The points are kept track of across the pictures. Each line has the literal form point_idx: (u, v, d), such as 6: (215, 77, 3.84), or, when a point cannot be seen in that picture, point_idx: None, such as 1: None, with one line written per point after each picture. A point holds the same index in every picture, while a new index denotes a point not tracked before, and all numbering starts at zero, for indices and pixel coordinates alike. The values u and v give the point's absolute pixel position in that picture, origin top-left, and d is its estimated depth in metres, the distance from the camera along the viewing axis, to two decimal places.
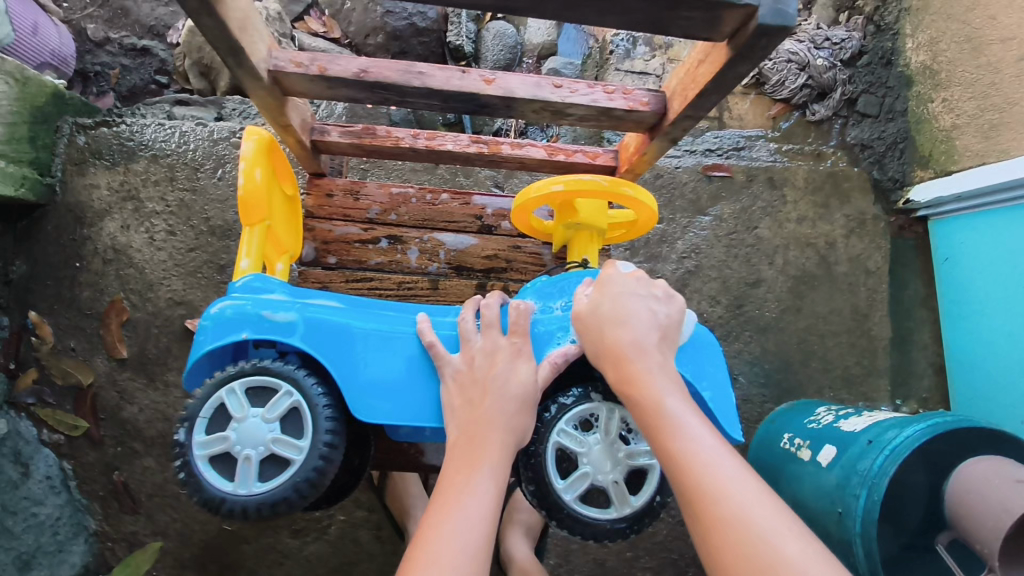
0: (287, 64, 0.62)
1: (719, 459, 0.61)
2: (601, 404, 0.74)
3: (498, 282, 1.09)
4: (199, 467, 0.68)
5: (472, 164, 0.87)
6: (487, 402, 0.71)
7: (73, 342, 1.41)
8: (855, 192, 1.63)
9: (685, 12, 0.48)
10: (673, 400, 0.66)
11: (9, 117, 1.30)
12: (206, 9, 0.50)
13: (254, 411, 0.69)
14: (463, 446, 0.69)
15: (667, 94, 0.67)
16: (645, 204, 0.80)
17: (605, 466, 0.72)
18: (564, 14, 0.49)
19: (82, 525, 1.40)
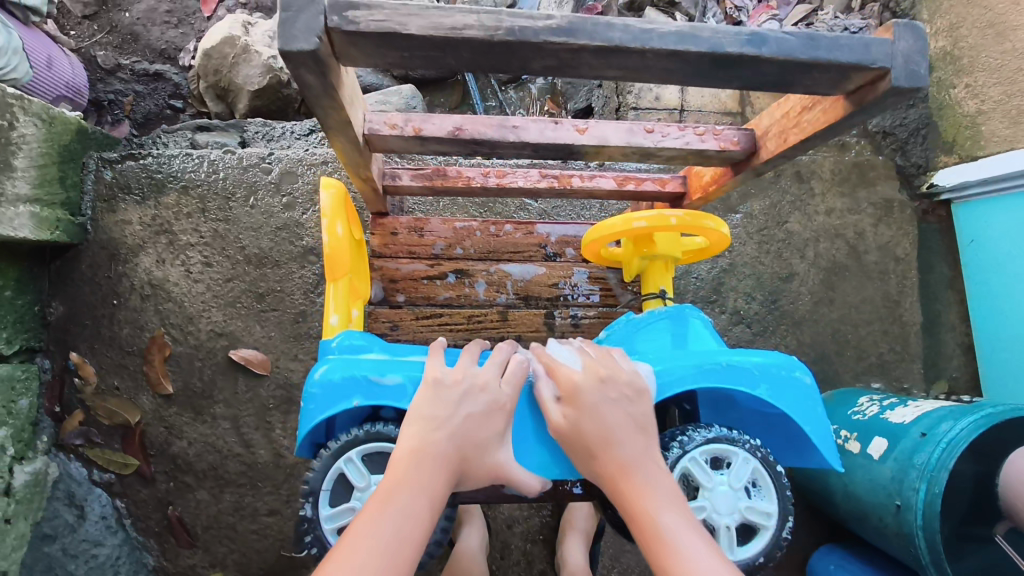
0: (383, 127, 0.66)
1: (678, 525, 0.60)
2: (740, 452, 0.72)
3: (566, 307, 1.11)
4: (330, 541, 0.71)
5: (541, 196, 0.90)
6: (446, 426, 0.66)
7: (116, 380, 1.39)
8: (881, 180, 1.63)
9: (816, 74, 0.54)
10: (632, 462, 0.65)
11: (40, 159, 1.28)
12: (329, 93, 0.55)
13: (376, 478, 0.72)
14: (412, 460, 0.63)
15: (756, 132, 0.72)
16: (721, 233, 0.83)
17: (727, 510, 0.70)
18: (712, 73, 0.53)
19: (140, 562, 1.40)
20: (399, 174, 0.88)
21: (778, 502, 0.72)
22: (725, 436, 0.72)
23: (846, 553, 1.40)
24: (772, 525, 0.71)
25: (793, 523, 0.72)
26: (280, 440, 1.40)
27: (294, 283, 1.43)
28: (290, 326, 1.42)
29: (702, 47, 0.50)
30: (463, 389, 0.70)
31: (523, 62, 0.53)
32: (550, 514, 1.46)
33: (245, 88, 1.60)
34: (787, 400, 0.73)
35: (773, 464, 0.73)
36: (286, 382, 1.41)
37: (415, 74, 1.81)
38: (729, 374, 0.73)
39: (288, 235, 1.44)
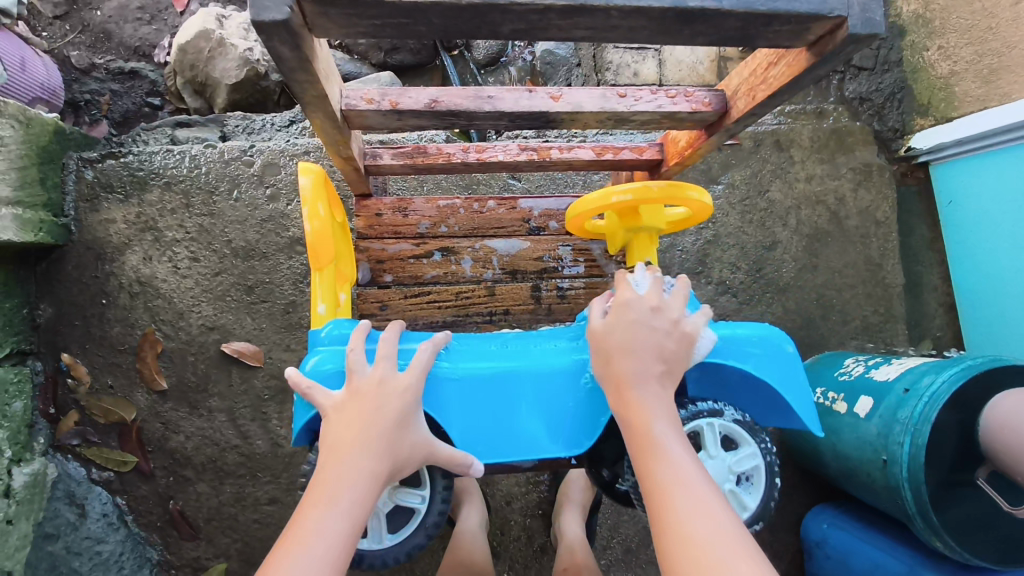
0: (360, 102, 0.67)
1: (669, 438, 0.61)
2: (753, 446, 0.74)
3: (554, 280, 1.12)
4: None
5: (522, 170, 0.91)
6: (354, 428, 0.65)
7: (110, 379, 1.40)
8: (859, 145, 1.65)
9: (777, 27, 0.55)
10: (643, 378, 0.65)
11: (20, 161, 1.27)
12: (305, 67, 0.56)
13: None
14: (330, 469, 0.62)
15: (727, 92, 0.73)
16: (705, 204, 0.85)
17: (715, 481, 0.72)
18: (677, 29, 0.54)
19: (145, 557, 1.41)
20: (379, 154, 0.88)
21: (760, 504, 0.74)
22: (748, 425, 0.75)
23: (838, 511, 1.43)
24: (744, 517, 0.72)
25: (760, 529, 0.73)
26: (277, 430, 1.41)
27: (283, 274, 1.43)
28: (281, 317, 1.43)
29: (665, 4, 0.50)
30: (362, 389, 0.69)
31: (493, 27, 0.53)
32: (547, 488, 1.49)
33: (223, 81, 1.59)
34: (774, 374, 0.75)
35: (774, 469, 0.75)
36: (280, 372, 1.42)
37: (393, 60, 1.81)
38: (721, 350, 0.74)
39: (275, 226, 1.44)
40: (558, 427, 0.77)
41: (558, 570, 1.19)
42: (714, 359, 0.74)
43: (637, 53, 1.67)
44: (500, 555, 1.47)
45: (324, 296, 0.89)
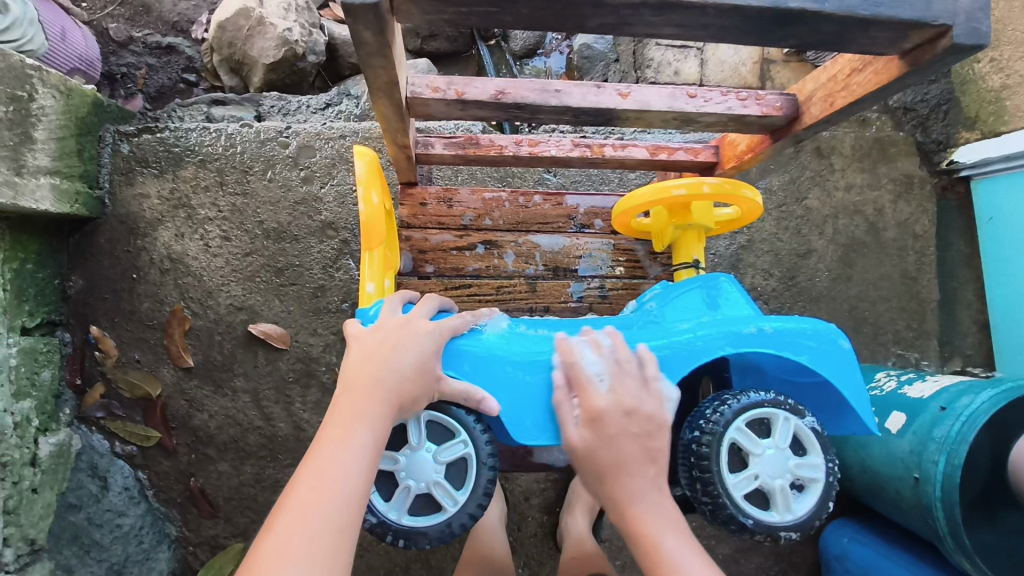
0: (425, 90, 0.65)
1: (681, 549, 0.59)
2: (821, 458, 0.64)
3: (596, 278, 1.10)
4: (410, 521, 0.66)
5: (573, 166, 0.90)
6: (371, 363, 0.65)
7: (137, 353, 1.40)
8: (902, 155, 1.62)
9: (875, 33, 0.53)
10: (643, 488, 0.62)
11: (59, 132, 1.27)
12: (383, 52, 0.55)
13: (400, 450, 0.67)
14: (344, 403, 0.62)
15: (799, 97, 0.72)
16: (758, 204, 0.82)
17: (771, 470, 0.63)
18: (773, 32, 0.52)
19: (163, 533, 1.41)
20: (431, 142, 0.87)
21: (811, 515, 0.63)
22: (818, 430, 0.65)
23: (860, 526, 1.41)
24: (785, 516, 0.62)
25: (795, 539, 0.62)
26: (300, 413, 1.41)
27: (313, 258, 1.43)
28: (309, 301, 1.42)
29: (764, 4, 0.48)
30: (385, 332, 0.69)
31: (580, 19, 0.51)
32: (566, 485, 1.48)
33: (260, 61, 1.59)
34: (830, 370, 0.68)
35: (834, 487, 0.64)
36: (305, 356, 1.41)
37: (430, 47, 1.81)
38: (775, 339, 0.67)
39: (307, 210, 1.43)
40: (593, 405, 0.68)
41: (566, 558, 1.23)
42: (766, 349, 0.67)
43: (679, 51, 1.65)
44: (516, 550, 1.46)
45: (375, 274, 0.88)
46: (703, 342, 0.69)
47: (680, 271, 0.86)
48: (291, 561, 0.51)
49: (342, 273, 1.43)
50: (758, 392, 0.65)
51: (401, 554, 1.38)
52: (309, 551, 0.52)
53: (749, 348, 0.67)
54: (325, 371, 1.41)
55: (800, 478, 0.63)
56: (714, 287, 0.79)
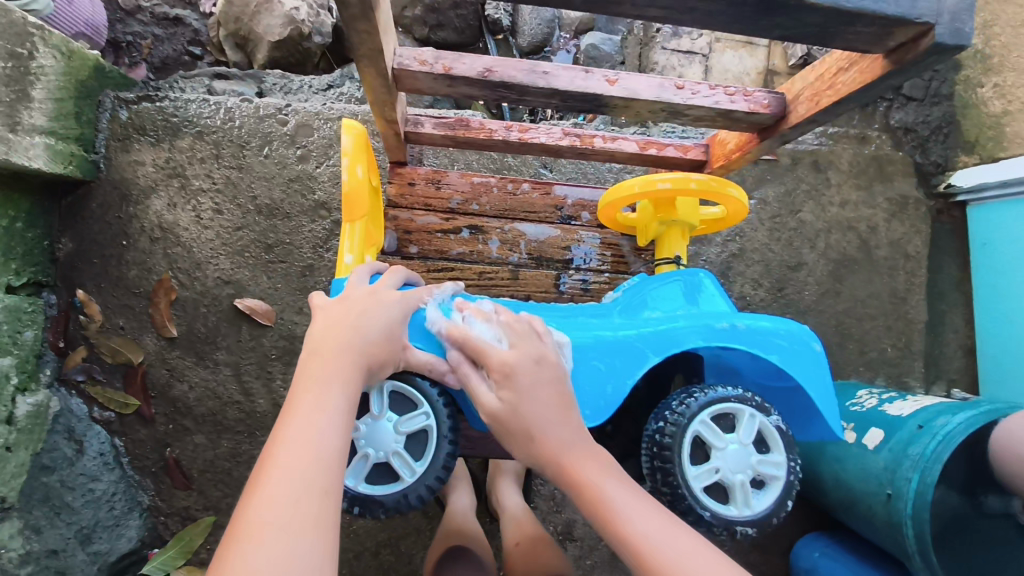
0: (413, 62, 0.65)
1: (623, 495, 0.58)
2: (783, 456, 0.64)
3: (583, 270, 1.10)
4: (366, 489, 0.66)
5: (562, 155, 0.89)
6: (340, 331, 0.65)
7: (121, 320, 1.40)
8: (899, 175, 1.62)
9: (860, 28, 0.53)
10: (572, 441, 0.61)
11: (58, 92, 1.27)
12: (367, 15, 0.55)
13: (362, 417, 0.67)
14: (313, 370, 0.61)
15: (788, 96, 0.72)
16: (743, 204, 0.81)
17: (732, 465, 0.62)
18: (757, 20, 0.52)
19: (135, 501, 1.40)
20: (421, 121, 0.87)
21: (769, 513, 0.62)
22: (783, 429, 0.65)
23: (830, 542, 1.40)
24: (742, 511, 0.62)
25: (751, 536, 0.62)
26: (280, 391, 1.41)
27: (304, 237, 1.43)
28: (297, 279, 1.42)
29: None
30: (351, 301, 0.69)
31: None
32: (540, 481, 1.48)
33: (265, 38, 1.59)
34: (800, 371, 0.67)
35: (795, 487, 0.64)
36: (289, 334, 1.42)
37: (437, 37, 1.83)
38: (747, 336, 0.67)
39: (301, 188, 1.43)
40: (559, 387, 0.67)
41: (509, 545, 1.24)
42: (738, 346, 0.66)
43: (684, 57, 1.64)
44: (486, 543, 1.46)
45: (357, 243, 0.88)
46: (676, 334, 0.68)
47: (661, 268, 0.84)
48: (276, 521, 0.50)
49: (331, 253, 1.43)
50: (726, 388, 0.65)
51: (371, 537, 1.38)
52: (293, 513, 0.51)
53: (721, 343, 0.66)
54: None
55: (760, 475, 0.63)
56: (695, 282, 0.78)
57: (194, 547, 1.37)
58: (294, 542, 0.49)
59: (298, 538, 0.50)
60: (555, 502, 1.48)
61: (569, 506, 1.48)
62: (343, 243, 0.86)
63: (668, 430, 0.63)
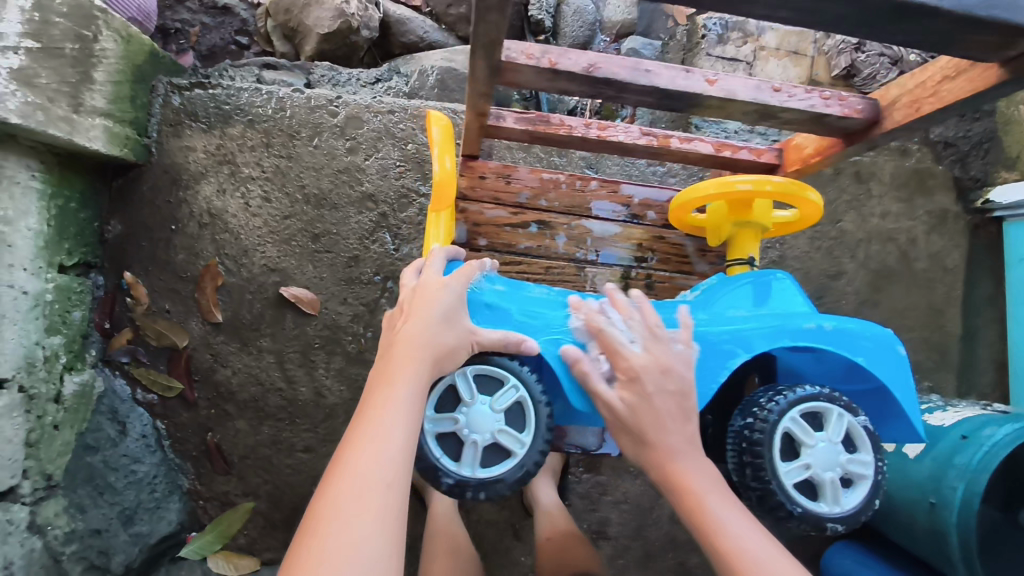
0: (520, 56, 0.64)
1: (732, 514, 0.60)
2: (871, 455, 0.66)
3: (642, 270, 1.11)
4: (487, 474, 0.67)
5: (636, 155, 0.91)
6: (405, 330, 0.67)
7: (168, 304, 1.41)
8: (939, 189, 1.64)
9: (983, 36, 0.53)
10: (680, 446, 0.63)
11: (117, 75, 1.27)
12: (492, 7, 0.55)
13: (460, 406, 0.68)
14: (382, 373, 0.65)
15: (881, 103, 0.73)
16: (817, 208, 0.82)
17: (823, 462, 0.64)
18: (886, 27, 0.51)
19: (176, 484, 1.42)
20: (502, 115, 0.87)
21: (858, 510, 0.64)
22: (870, 430, 0.66)
23: (859, 552, 1.40)
24: (830, 507, 0.64)
25: (839, 531, 0.64)
26: (322, 380, 1.42)
27: (350, 228, 1.44)
28: (343, 269, 1.43)
29: None
30: (415, 295, 0.72)
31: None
32: (576, 479, 1.50)
33: (315, 29, 1.60)
34: (884, 372, 0.69)
35: (881, 486, 0.66)
36: (333, 324, 1.43)
37: (480, 35, 1.84)
38: (834, 338, 0.68)
39: (349, 179, 1.44)
40: None
41: (542, 539, 1.27)
42: (825, 347, 0.68)
43: (729, 64, 1.65)
44: (521, 537, 1.48)
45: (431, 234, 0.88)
46: (764, 332, 0.69)
47: (734, 269, 0.85)
48: (343, 509, 0.54)
49: (377, 245, 1.44)
50: (813, 386, 0.67)
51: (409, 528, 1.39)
52: (356, 503, 0.55)
53: (808, 342, 0.68)
54: (351, 340, 1.42)
55: (849, 473, 0.65)
56: (767, 282, 0.79)
57: (232, 532, 1.41)
58: (355, 526, 0.53)
59: (358, 525, 0.54)
60: (590, 500, 1.49)
61: (603, 504, 1.50)
62: (429, 231, 0.86)
63: (762, 428, 0.64)
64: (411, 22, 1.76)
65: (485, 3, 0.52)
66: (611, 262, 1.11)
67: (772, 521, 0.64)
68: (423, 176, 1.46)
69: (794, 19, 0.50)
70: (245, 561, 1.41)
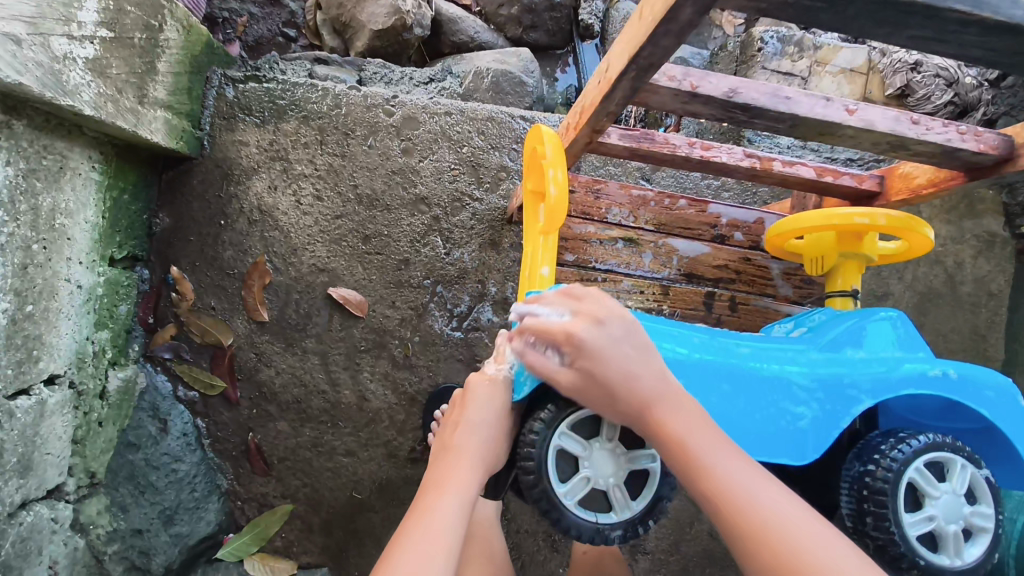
0: (665, 78, 0.68)
1: (718, 451, 0.57)
2: (992, 509, 0.64)
3: (727, 291, 1.15)
4: (647, 502, 0.69)
5: (734, 175, 0.99)
6: (460, 435, 0.72)
7: (214, 301, 1.38)
8: (988, 214, 1.62)
9: None
10: (655, 391, 0.60)
11: (176, 66, 1.25)
12: (664, 30, 0.53)
13: (582, 464, 0.68)
14: (430, 484, 0.66)
15: (1016, 139, 0.77)
16: (926, 240, 0.82)
17: (946, 513, 0.63)
18: None
19: (214, 484, 1.38)
20: (610, 132, 0.93)
21: (978, 565, 0.63)
22: (990, 481, 0.65)
23: None
24: (953, 561, 0.62)
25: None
26: (367, 383, 1.39)
27: (402, 230, 1.42)
28: (392, 272, 1.41)
29: None
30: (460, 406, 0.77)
31: (883, 38, 0.48)
32: None
33: (368, 26, 1.58)
34: (1007, 424, 0.69)
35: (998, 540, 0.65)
36: (379, 327, 1.40)
37: (529, 37, 1.88)
38: (959, 386, 0.69)
39: (403, 180, 1.42)
40: (774, 428, 0.66)
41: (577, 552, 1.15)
42: (950, 395, 0.68)
43: (783, 78, 1.64)
44: (559, 549, 1.45)
45: (525, 250, 0.94)
46: (888, 377, 0.69)
47: (836, 297, 0.87)
48: None
49: (428, 249, 1.42)
50: (935, 434, 0.66)
51: None
52: None
53: (935, 390, 0.68)
54: (398, 345, 1.40)
55: (970, 525, 0.64)
56: (868, 323, 0.78)
57: (269, 534, 1.37)
58: None
59: None
60: None
61: None
62: (534, 253, 0.91)
63: (889, 476, 0.62)
64: (463, 21, 1.76)
65: (664, 28, 0.52)
66: (680, 281, 1.15)
67: (892, 569, 0.63)
68: (477, 179, 1.44)
69: (985, 59, 0.49)
70: (281, 564, 1.37)
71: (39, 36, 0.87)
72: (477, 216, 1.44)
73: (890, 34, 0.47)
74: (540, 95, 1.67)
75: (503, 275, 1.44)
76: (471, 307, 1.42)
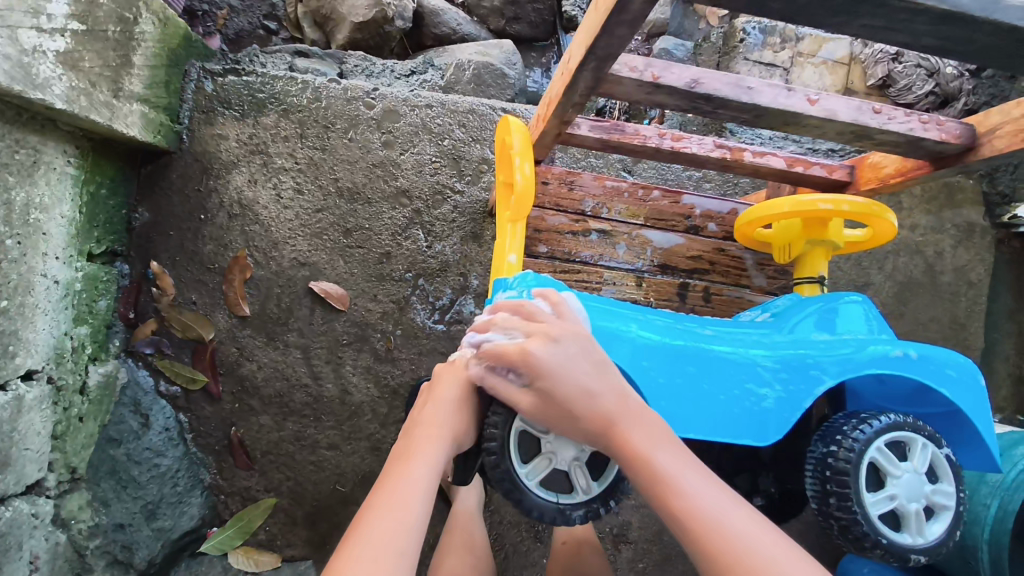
0: (627, 69, 0.68)
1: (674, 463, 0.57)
2: (953, 486, 0.65)
3: (701, 282, 1.16)
4: (608, 484, 0.69)
5: (706, 166, 0.99)
6: (425, 413, 0.71)
7: (194, 296, 1.38)
8: (967, 204, 1.64)
9: None
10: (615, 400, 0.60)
11: (153, 59, 1.24)
12: (621, 20, 0.53)
13: (545, 444, 0.68)
14: (396, 455, 0.66)
15: (978, 128, 0.78)
16: (892, 226, 0.83)
17: (907, 493, 0.64)
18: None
19: (197, 478, 1.38)
20: (579, 123, 0.95)
21: (939, 541, 0.64)
22: (951, 459, 0.66)
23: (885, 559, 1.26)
24: (913, 539, 0.64)
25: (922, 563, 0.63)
26: (349, 377, 1.40)
27: (383, 223, 1.42)
28: (374, 265, 1.41)
29: None
30: (427, 387, 0.77)
31: (836, 27, 0.48)
32: None
33: (349, 18, 1.57)
34: (966, 403, 0.70)
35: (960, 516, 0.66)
36: (361, 320, 1.40)
37: (512, 29, 1.89)
38: (920, 366, 0.69)
39: (384, 174, 1.42)
40: (736, 409, 0.67)
41: (557, 543, 1.16)
42: (912, 375, 0.69)
43: (765, 69, 1.64)
44: (542, 540, 1.45)
45: (495, 238, 0.95)
46: (850, 358, 0.69)
47: (805, 285, 0.87)
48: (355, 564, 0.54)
49: (409, 242, 1.42)
50: (897, 415, 0.66)
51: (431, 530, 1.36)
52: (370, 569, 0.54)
53: (896, 370, 0.68)
54: (380, 338, 1.40)
55: (932, 504, 0.65)
56: (834, 308, 0.79)
57: (253, 528, 1.37)
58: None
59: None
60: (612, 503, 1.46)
61: (625, 507, 1.46)
62: (503, 241, 0.91)
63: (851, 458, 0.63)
64: (445, 14, 1.75)
65: (619, 18, 0.53)
66: (655, 272, 1.16)
67: (854, 551, 0.63)
68: (458, 172, 1.44)
69: (939, 47, 0.49)
70: (264, 558, 1.37)
71: (8, 29, 0.87)
72: (458, 209, 1.44)
73: (844, 22, 0.47)
74: (523, 88, 1.67)
75: (485, 268, 1.44)
76: (453, 300, 1.42)
